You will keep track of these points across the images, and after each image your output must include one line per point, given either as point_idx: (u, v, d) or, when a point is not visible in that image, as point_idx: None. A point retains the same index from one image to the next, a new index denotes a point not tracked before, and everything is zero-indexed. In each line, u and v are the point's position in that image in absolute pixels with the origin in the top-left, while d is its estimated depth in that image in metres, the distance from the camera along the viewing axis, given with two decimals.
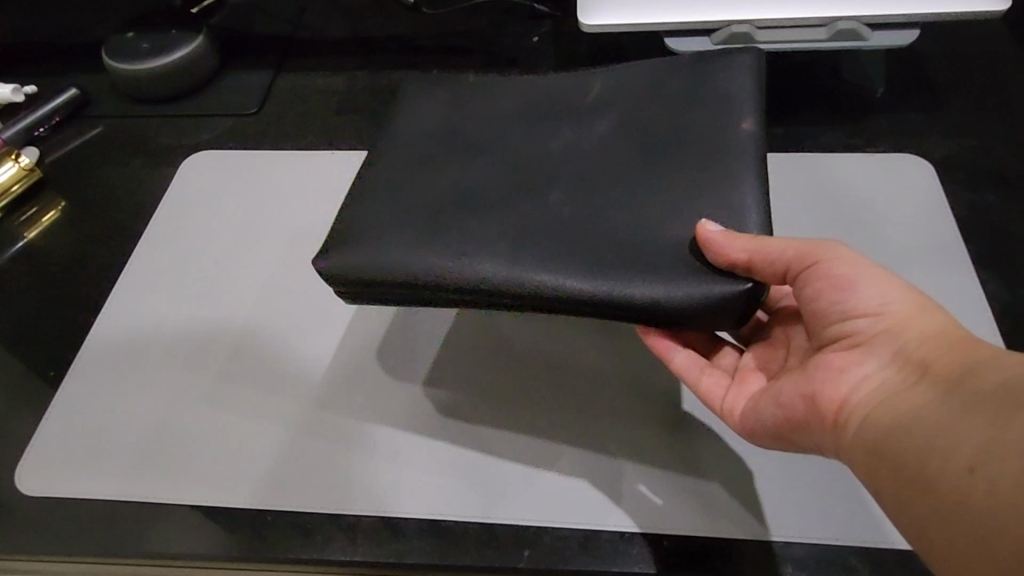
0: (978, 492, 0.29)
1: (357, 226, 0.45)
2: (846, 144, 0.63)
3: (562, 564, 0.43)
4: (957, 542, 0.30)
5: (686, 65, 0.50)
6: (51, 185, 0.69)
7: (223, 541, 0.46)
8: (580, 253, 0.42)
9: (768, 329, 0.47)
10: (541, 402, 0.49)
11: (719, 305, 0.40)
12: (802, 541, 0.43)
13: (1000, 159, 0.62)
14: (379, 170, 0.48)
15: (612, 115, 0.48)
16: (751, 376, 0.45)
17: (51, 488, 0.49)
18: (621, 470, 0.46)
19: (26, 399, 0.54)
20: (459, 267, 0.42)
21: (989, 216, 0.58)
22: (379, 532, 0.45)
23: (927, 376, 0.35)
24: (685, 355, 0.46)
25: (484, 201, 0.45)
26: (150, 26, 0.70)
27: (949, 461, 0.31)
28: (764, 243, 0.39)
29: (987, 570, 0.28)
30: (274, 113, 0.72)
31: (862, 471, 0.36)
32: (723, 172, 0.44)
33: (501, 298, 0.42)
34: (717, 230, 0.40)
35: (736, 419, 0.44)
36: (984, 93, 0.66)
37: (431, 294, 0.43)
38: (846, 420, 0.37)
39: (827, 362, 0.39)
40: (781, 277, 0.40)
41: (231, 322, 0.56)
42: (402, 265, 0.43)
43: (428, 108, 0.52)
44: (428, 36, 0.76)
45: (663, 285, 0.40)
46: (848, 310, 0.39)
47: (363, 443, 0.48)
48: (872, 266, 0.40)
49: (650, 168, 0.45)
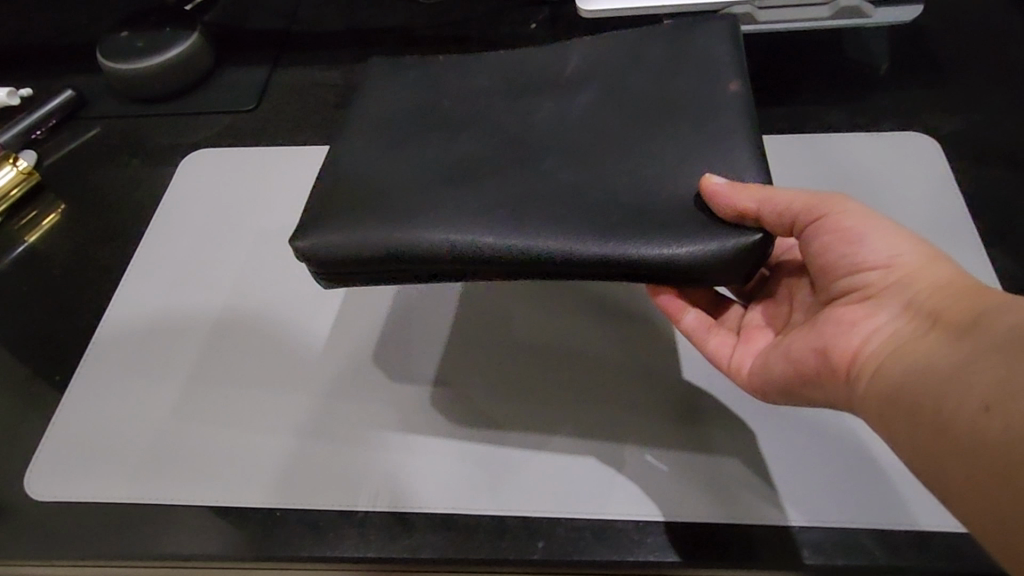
0: (992, 432, 0.28)
1: (338, 204, 0.44)
2: (850, 122, 0.62)
3: (577, 555, 0.43)
4: (972, 483, 0.29)
5: (672, 28, 0.49)
6: (50, 189, 0.69)
7: (235, 541, 0.46)
8: (584, 217, 0.41)
9: (770, 285, 0.46)
10: (548, 386, 0.49)
11: (727, 260, 0.39)
12: (816, 526, 0.42)
13: (1009, 132, 0.60)
14: (368, 150, 0.47)
15: (598, 85, 0.48)
16: (757, 333, 0.45)
17: (61, 491, 0.49)
18: (632, 457, 0.45)
19: (33, 404, 0.54)
20: (453, 235, 0.41)
21: (1000, 191, 0.57)
22: (390, 527, 0.45)
23: (938, 325, 0.34)
24: (694, 316, 0.46)
25: (479, 172, 0.44)
26: (144, 25, 0.70)
27: (964, 402, 0.30)
28: (771, 194, 0.39)
29: (1003, 509, 0.28)
30: (271, 108, 0.72)
31: (877, 422, 0.35)
32: (715, 131, 0.43)
33: (499, 265, 0.41)
34: (722, 183, 0.39)
35: (744, 377, 0.43)
36: (992, 66, 0.65)
37: (423, 266, 0.42)
38: (858, 372, 0.36)
39: (838, 316, 0.39)
40: (789, 229, 0.39)
41: (235, 318, 0.56)
42: (393, 236, 0.42)
43: (404, 95, 0.51)
44: (424, 26, 0.76)
45: (669, 243, 0.39)
46: (857, 264, 0.38)
47: (372, 437, 0.48)
48: (879, 219, 0.39)
49: (641, 137, 0.44)
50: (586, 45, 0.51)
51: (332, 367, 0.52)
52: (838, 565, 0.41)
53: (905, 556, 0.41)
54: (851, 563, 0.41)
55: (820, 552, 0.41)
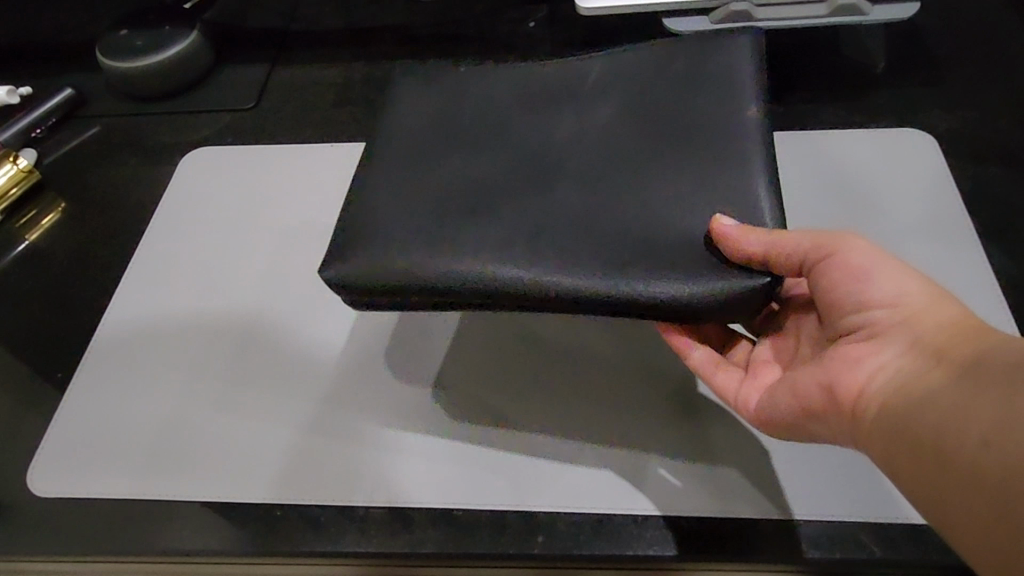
0: (991, 465, 0.30)
1: (354, 230, 0.45)
2: (847, 120, 0.62)
3: (576, 550, 0.43)
4: (971, 513, 0.30)
5: (690, 44, 0.49)
6: (50, 187, 0.69)
7: (236, 537, 0.46)
8: (595, 251, 0.41)
9: (778, 320, 0.46)
10: (551, 388, 0.49)
11: (737, 301, 0.39)
12: (814, 520, 0.42)
13: (1005, 130, 0.61)
14: (384, 167, 0.48)
15: (613, 100, 0.48)
16: (765, 368, 0.45)
17: (64, 489, 0.49)
18: (632, 454, 0.45)
19: (34, 402, 0.55)
20: (463, 265, 0.42)
21: (997, 187, 0.57)
22: (391, 523, 0.45)
23: (943, 362, 0.35)
24: (703, 351, 0.45)
25: (489, 199, 0.45)
26: (143, 24, 0.70)
27: (965, 435, 0.31)
28: (780, 237, 0.39)
29: (1003, 539, 0.29)
30: (270, 107, 0.72)
31: (880, 456, 0.35)
32: (725, 152, 0.43)
33: (509, 297, 0.42)
34: (732, 225, 0.39)
35: (751, 411, 0.43)
36: (988, 62, 0.65)
37: (434, 296, 0.43)
38: (863, 410, 0.36)
39: (843, 352, 0.39)
40: (797, 270, 0.39)
41: (236, 317, 0.56)
42: (406, 266, 0.43)
43: (417, 109, 0.51)
44: (423, 24, 0.76)
45: (679, 283, 0.39)
46: (864, 302, 0.38)
47: (373, 435, 0.48)
48: (886, 258, 0.39)
49: (651, 158, 0.44)
50: (606, 58, 0.51)
51: (333, 366, 0.52)
52: (836, 558, 0.41)
53: (901, 550, 0.41)
54: (849, 556, 0.41)
55: (817, 546, 0.42)
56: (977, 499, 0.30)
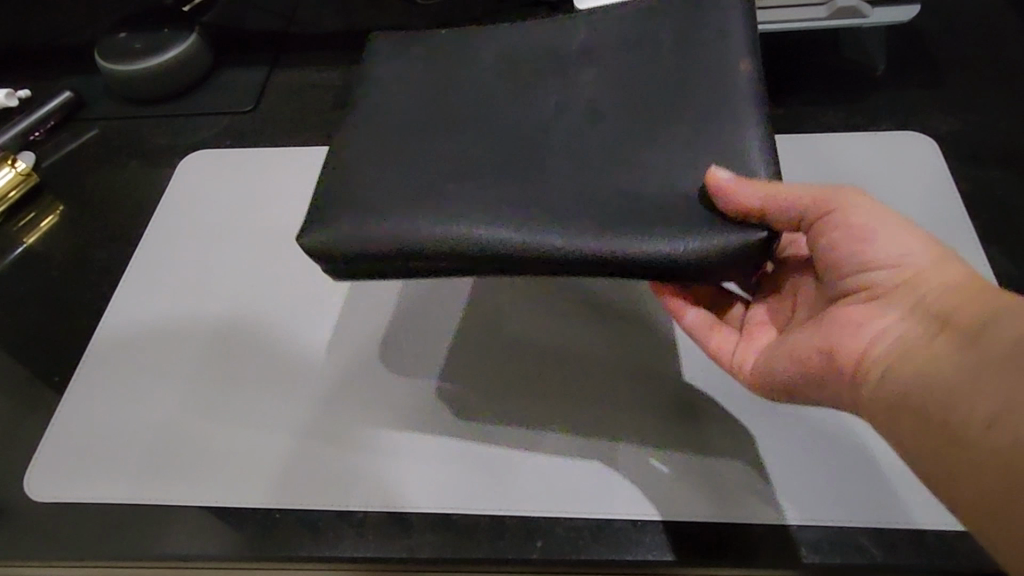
0: (996, 447, 0.30)
1: (343, 196, 0.44)
2: (847, 123, 0.62)
3: (575, 554, 0.43)
4: (970, 486, 0.31)
5: (680, 12, 0.48)
6: (48, 190, 0.69)
7: (233, 542, 0.46)
8: (589, 212, 0.40)
9: (771, 279, 0.46)
10: (546, 389, 0.49)
11: (735, 257, 0.38)
12: (814, 524, 0.42)
13: (1005, 132, 0.60)
14: (371, 137, 0.47)
15: (604, 73, 0.47)
16: (760, 329, 0.45)
17: (60, 493, 0.49)
18: (630, 457, 0.45)
19: (31, 405, 0.54)
20: (457, 230, 0.41)
21: (997, 190, 0.57)
22: (388, 528, 0.45)
23: (946, 330, 0.34)
24: (697, 314, 0.46)
25: (482, 167, 0.44)
26: (141, 27, 0.70)
27: (971, 411, 0.31)
28: (779, 189, 0.38)
29: (1005, 517, 0.29)
30: (268, 110, 0.72)
31: (881, 423, 0.35)
32: (718, 120, 0.43)
33: (503, 261, 0.41)
34: (728, 178, 0.39)
35: (748, 374, 0.44)
36: (988, 64, 0.65)
37: (426, 264, 0.42)
38: (866, 370, 0.36)
39: (844, 316, 0.39)
40: (795, 226, 0.39)
41: (233, 320, 0.56)
42: (397, 231, 0.41)
43: (416, 86, 0.49)
44: (423, 27, 0.76)
45: (676, 240, 0.39)
46: (865, 262, 0.38)
47: (369, 439, 0.48)
48: (886, 214, 0.39)
49: (643, 128, 0.44)
50: (595, 25, 0.50)
51: (329, 369, 0.52)
52: (836, 563, 0.41)
53: (902, 555, 0.41)
54: (849, 561, 0.41)
55: (817, 551, 0.41)
56: (983, 476, 0.30)
